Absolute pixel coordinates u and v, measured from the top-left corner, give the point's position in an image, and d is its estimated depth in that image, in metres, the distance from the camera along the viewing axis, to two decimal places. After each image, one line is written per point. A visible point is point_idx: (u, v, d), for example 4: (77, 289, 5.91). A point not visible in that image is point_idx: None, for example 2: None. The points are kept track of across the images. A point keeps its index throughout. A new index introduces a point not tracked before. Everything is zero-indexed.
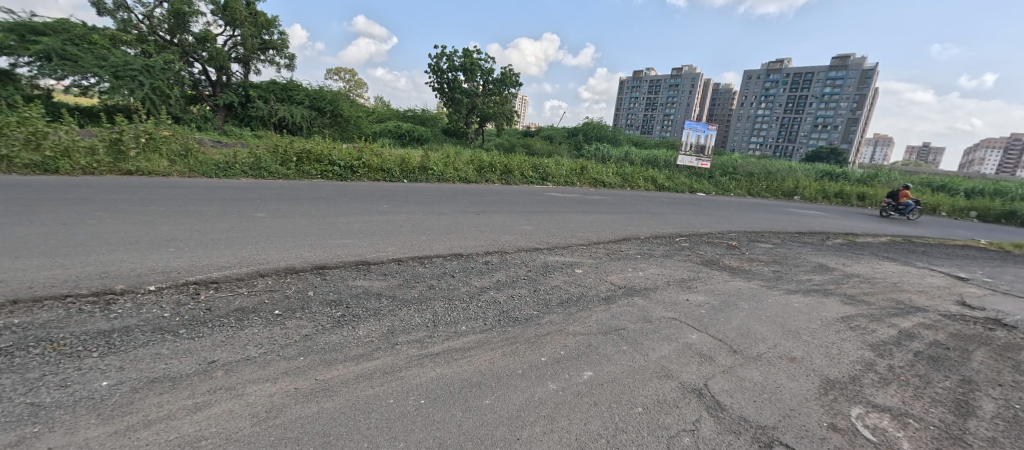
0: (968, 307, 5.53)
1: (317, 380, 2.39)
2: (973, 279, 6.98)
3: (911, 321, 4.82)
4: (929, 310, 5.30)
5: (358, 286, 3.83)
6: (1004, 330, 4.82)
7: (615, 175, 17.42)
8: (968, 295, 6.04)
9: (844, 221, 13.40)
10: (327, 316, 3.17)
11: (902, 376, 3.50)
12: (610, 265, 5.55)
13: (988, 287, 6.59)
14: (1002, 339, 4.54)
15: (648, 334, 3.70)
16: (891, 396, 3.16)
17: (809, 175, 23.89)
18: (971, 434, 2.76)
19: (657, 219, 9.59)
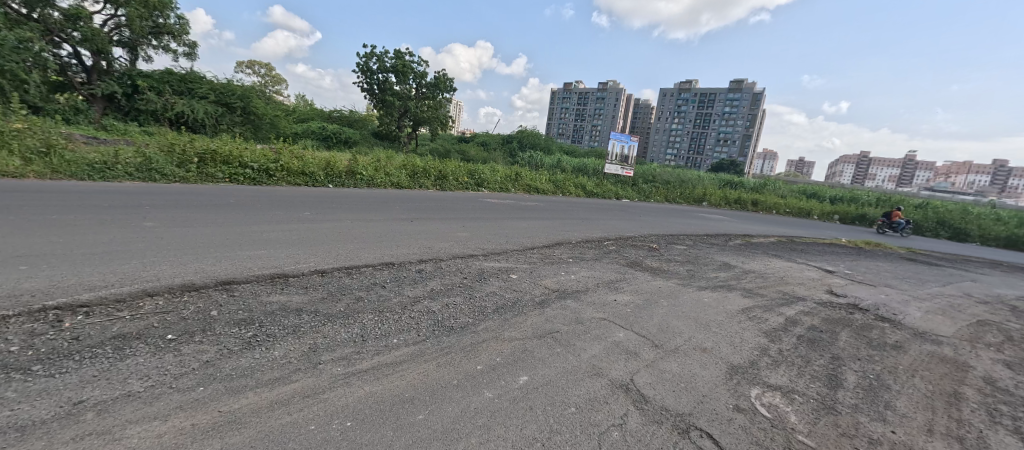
0: (835, 295, 6.52)
1: (221, 412, 2.11)
2: (838, 272, 8.28)
3: (794, 309, 5.56)
4: (808, 298, 6.16)
5: (273, 302, 3.47)
6: (861, 313, 5.77)
7: (548, 182, 17.97)
8: (835, 285, 7.15)
9: (743, 224, 15.16)
10: (235, 337, 2.82)
11: (789, 358, 4.01)
12: (544, 269, 5.66)
13: (850, 278, 7.87)
14: (859, 321, 5.43)
15: (580, 335, 3.83)
16: (782, 376, 3.60)
17: (714, 184, 26.73)
18: (840, 403, 3.26)
19: (588, 224, 10.04)
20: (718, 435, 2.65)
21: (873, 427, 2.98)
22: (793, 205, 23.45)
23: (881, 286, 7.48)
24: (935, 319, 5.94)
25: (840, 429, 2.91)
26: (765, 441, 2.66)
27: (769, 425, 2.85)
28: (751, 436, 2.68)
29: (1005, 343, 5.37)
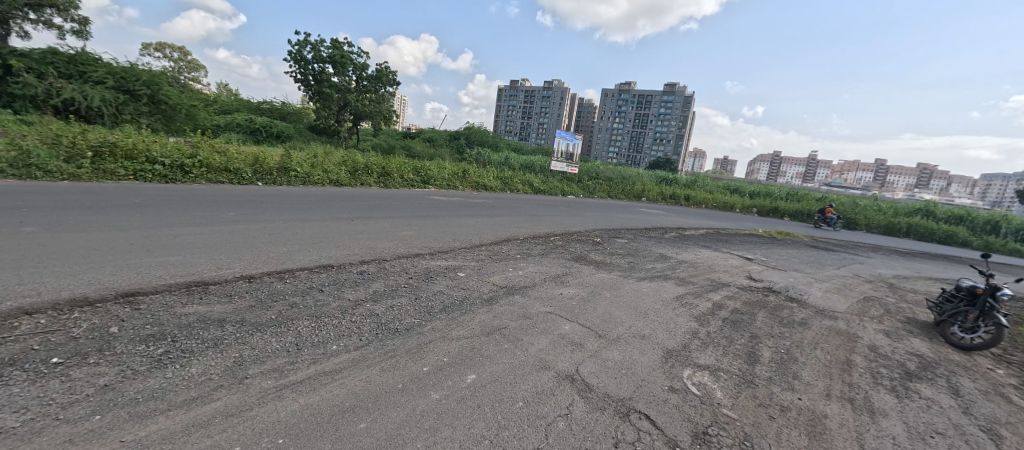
0: (755, 280, 7.20)
1: (126, 441, 1.90)
2: (757, 259, 9.14)
3: (721, 294, 6.06)
4: (732, 284, 6.74)
5: (190, 314, 3.17)
6: (776, 295, 6.41)
7: (495, 179, 17.98)
8: (755, 271, 7.89)
9: (678, 218, 16.20)
10: (142, 356, 2.55)
11: (717, 339, 4.38)
12: (492, 266, 5.68)
13: (767, 265, 8.72)
14: (775, 302, 6.04)
15: (527, 329, 3.90)
16: (711, 356, 3.93)
17: (652, 180, 28.29)
18: (760, 378, 3.62)
19: (535, 220, 10.19)
20: (654, 416, 2.83)
21: (785, 399, 3.35)
22: (720, 200, 25.47)
23: (792, 271, 8.38)
24: (834, 298, 6.77)
25: (759, 402, 3.24)
26: (696, 418, 2.90)
27: (699, 403, 3.11)
28: (683, 414, 2.91)
29: (886, 315, 6.26)
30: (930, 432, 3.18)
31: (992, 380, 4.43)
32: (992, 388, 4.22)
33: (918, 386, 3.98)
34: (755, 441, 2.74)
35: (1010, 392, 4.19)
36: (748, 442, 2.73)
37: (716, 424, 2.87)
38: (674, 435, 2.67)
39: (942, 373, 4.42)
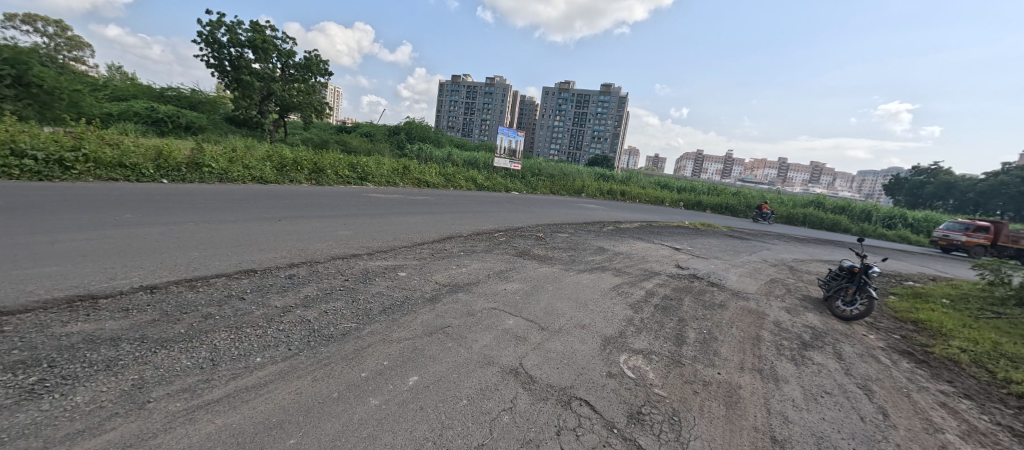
0: (682, 268, 7.79)
1: None
2: (684, 249, 9.89)
3: (653, 282, 6.48)
4: (663, 273, 7.24)
5: (74, 334, 2.73)
6: (700, 281, 6.99)
7: (438, 176, 17.65)
8: (682, 260, 8.54)
9: (614, 212, 17.01)
10: (7, 388, 2.14)
11: (649, 324, 4.69)
12: (434, 265, 5.58)
13: (692, 253, 9.47)
14: (700, 288, 6.58)
15: (470, 327, 3.90)
16: (644, 341, 4.19)
17: (591, 176, 29.44)
18: (686, 359, 3.94)
19: (478, 217, 10.15)
20: (594, 402, 2.97)
21: (707, 376, 3.68)
22: (652, 195, 27.17)
23: (713, 258, 9.18)
24: (747, 281, 7.54)
25: (686, 381, 3.52)
26: (631, 400, 3.09)
27: (634, 385, 3.31)
28: (620, 397, 3.08)
29: (788, 294, 7.10)
30: (821, 393, 3.67)
31: (867, 344, 5.21)
32: (867, 350, 4.97)
33: (812, 354, 4.57)
34: (683, 416, 2.98)
35: (881, 353, 4.96)
36: (676, 417, 2.95)
37: (649, 403, 3.08)
38: (612, 418, 2.81)
39: (831, 340, 5.12)
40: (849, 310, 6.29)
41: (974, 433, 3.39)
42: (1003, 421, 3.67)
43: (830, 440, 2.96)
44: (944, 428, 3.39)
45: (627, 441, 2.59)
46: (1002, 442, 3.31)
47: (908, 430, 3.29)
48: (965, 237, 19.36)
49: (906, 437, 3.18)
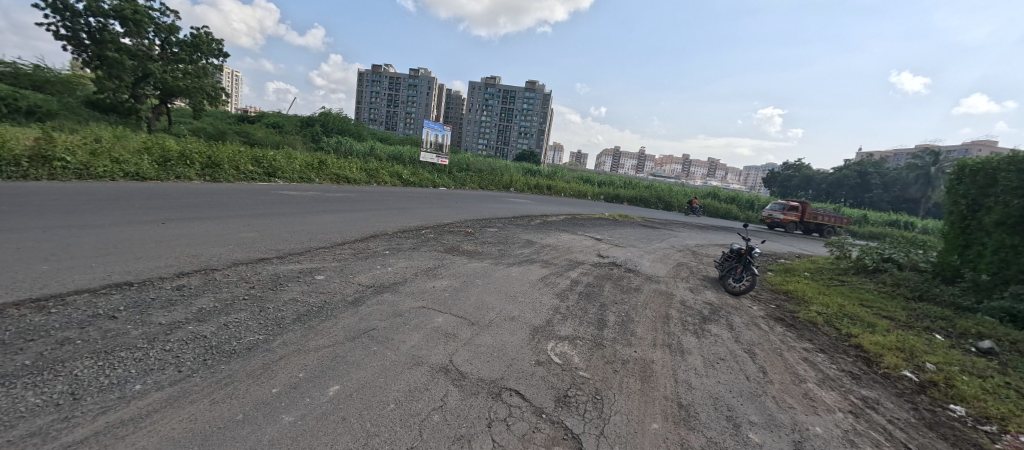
0: (603, 257, 8.23)
1: None
2: (605, 239, 10.46)
3: (578, 272, 6.75)
4: (587, 262, 7.58)
5: None
6: (620, 268, 7.43)
7: (359, 171, 16.66)
8: (603, 249, 9.02)
9: (541, 206, 17.45)
10: None
11: (574, 312, 4.87)
12: (356, 265, 5.25)
13: (612, 243, 10.05)
14: (619, 274, 7.00)
15: (397, 327, 3.72)
16: (569, 328, 4.35)
17: (518, 171, 29.88)
18: (607, 341, 4.16)
19: (405, 214, 9.76)
20: (524, 391, 3.01)
21: (626, 355, 3.92)
22: (576, 189, 28.37)
23: (630, 247, 9.83)
24: (658, 265, 8.19)
25: (608, 362, 3.71)
26: (558, 385, 3.18)
27: (561, 371, 3.41)
28: (548, 383, 3.16)
29: (693, 276, 7.85)
30: (717, 360, 4.12)
31: (752, 314, 5.97)
32: (751, 319, 5.69)
33: (709, 326, 5.12)
34: (605, 395, 3.14)
35: (762, 320, 5.71)
36: (599, 396, 3.10)
37: (574, 386, 3.20)
38: (541, 404, 2.86)
39: (725, 313, 5.77)
40: (737, 286, 7.09)
41: (828, 380, 4.05)
42: (846, 367, 4.44)
43: (725, 400, 3.33)
44: (806, 378, 4.00)
45: (556, 424, 2.66)
46: (846, 384, 4.00)
47: (782, 383, 3.83)
48: (782, 216, 23.38)
49: (781, 389, 3.69)
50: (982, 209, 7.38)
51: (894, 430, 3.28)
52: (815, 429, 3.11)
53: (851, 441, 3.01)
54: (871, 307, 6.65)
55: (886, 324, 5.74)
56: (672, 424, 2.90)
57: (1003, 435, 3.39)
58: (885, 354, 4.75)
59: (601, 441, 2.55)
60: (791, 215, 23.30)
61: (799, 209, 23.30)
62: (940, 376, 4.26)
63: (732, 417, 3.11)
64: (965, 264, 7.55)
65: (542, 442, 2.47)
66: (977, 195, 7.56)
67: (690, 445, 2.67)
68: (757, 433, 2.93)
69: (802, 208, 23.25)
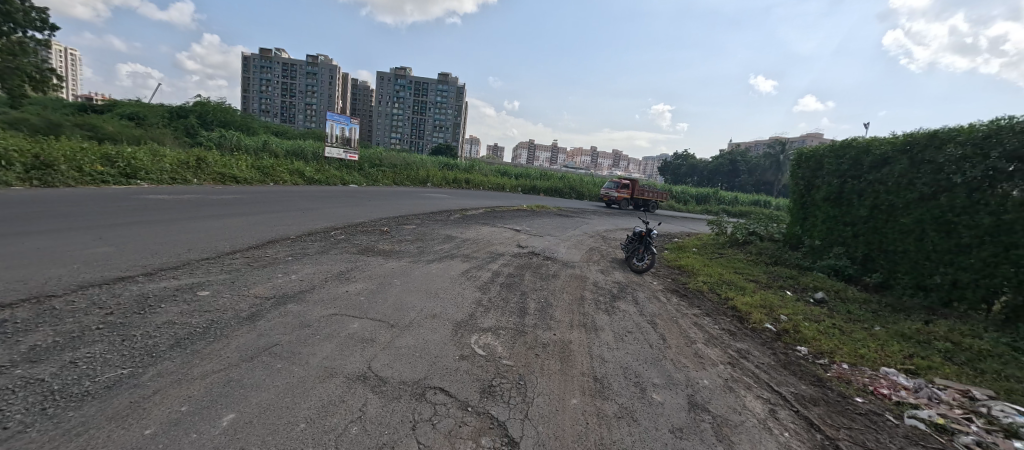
0: (523, 247, 8.39)
1: None
2: (524, 230, 10.67)
3: (499, 263, 6.80)
4: (507, 253, 7.66)
5: None
6: (539, 257, 7.64)
7: (249, 169, 14.90)
8: (522, 240, 9.20)
9: (460, 200, 17.25)
10: None
11: (496, 303, 4.89)
12: (251, 276, 4.66)
13: (531, 233, 10.29)
14: (538, 263, 7.20)
15: (304, 340, 3.38)
16: (492, 319, 4.35)
17: (435, 166, 29.21)
18: (528, 328, 4.25)
19: (311, 215, 8.97)
20: (448, 386, 2.93)
21: (546, 339, 4.03)
22: (494, 182, 28.58)
23: (548, 236, 10.15)
24: (574, 252, 8.59)
25: (530, 348, 3.78)
26: (482, 376, 3.16)
27: (485, 362, 3.39)
28: (472, 376, 3.12)
29: (604, 259, 8.37)
30: (626, 333, 4.44)
31: (653, 289, 6.54)
32: (652, 293, 6.25)
33: (618, 303, 5.50)
34: (528, 379, 3.19)
35: (661, 294, 6.30)
36: (523, 382, 3.14)
37: (498, 375, 3.20)
38: (466, 398, 2.81)
39: (631, 290, 6.25)
40: (640, 264, 7.71)
41: (712, 338, 4.59)
42: (725, 326, 5.08)
43: (633, 368, 3.60)
44: (696, 339, 4.49)
45: (482, 415, 2.63)
46: (726, 340, 4.58)
47: (678, 346, 4.25)
48: (616, 193, 25.39)
49: (677, 351, 4.11)
50: (814, 188, 8.96)
51: (760, 373, 3.83)
52: (704, 382, 3.51)
53: (731, 387, 3.46)
54: (741, 273, 7.70)
55: (756, 288, 6.69)
56: (589, 397, 3.04)
57: (835, 366, 4.16)
58: (752, 311, 5.53)
59: (526, 424, 2.59)
60: (624, 192, 25.37)
61: (630, 186, 25.46)
62: (790, 325, 5.08)
63: (639, 382, 3.38)
64: (804, 233, 9.13)
65: (469, 435, 2.42)
66: (811, 177, 9.14)
67: (605, 414, 2.83)
68: (660, 393, 3.22)
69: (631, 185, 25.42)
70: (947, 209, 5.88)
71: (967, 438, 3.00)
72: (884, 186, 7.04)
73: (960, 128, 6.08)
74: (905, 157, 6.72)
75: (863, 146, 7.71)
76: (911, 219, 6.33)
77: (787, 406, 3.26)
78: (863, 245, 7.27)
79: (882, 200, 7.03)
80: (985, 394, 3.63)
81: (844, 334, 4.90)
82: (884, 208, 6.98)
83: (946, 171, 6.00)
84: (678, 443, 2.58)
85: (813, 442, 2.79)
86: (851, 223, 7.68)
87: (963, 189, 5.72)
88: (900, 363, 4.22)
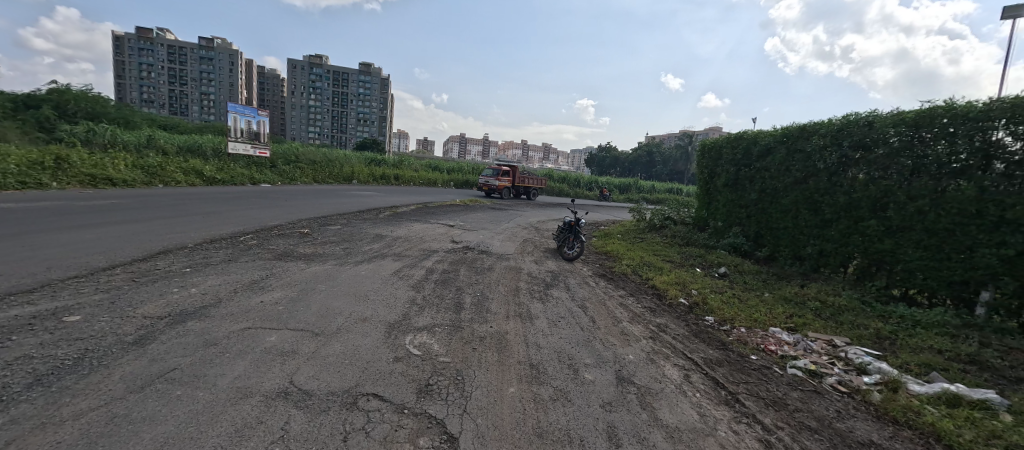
0: (456, 242, 8.28)
1: None
2: (457, 225, 10.53)
3: (433, 260, 6.65)
4: (441, 249, 7.52)
5: None
6: (473, 251, 7.59)
7: (129, 169, 12.95)
8: (455, 235, 9.08)
9: (388, 196, 16.57)
10: None
11: (431, 300, 4.78)
12: (137, 294, 4.05)
13: (463, 228, 10.19)
14: (472, 257, 7.16)
15: (210, 360, 3.01)
16: (426, 318, 4.23)
17: (361, 161, 27.76)
18: (464, 323, 4.20)
19: (213, 219, 8.05)
20: (382, 391, 2.80)
21: (483, 332, 4.02)
22: (424, 177, 27.85)
23: (481, 230, 10.12)
24: (508, 244, 8.65)
25: (467, 342, 3.74)
26: (418, 376, 3.06)
27: (421, 361, 3.30)
28: (407, 378, 3.01)
29: (537, 249, 8.56)
30: (559, 319, 4.59)
31: (583, 275, 6.83)
32: (582, 279, 6.52)
33: (551, 291, 5.66)
34: (465, 374, 3.15)
35: (591, 279, 6.60)
36: (460, 377, 3.10)
37: (435, 373, 3.13)
38: (402, 400, 2.70)
39: (563, 277, 6.47)
40: (570, 253, 8.00)
41: (636, 316, 4.91)
42: (647, 304, 5.47)
43: (566, 352, 3.73)
44: (622, 319, 4.77)
45: (419, 416, 2.54)
46: (647, 317, 4.92)
47: (606, 326, 4.48)
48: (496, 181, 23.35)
49: (606, 332, 4.33)
50: (715, 175, 9.94)
51: (676, 343, 4.18)
52: (629, 357, 3.73)
53: (652, 359, 3.73)
54: (658, 255, 8.31)
55: (673, 268, 7.27)
56: (526, 384, 3.09)
57: (734, 330, 4.66)
58: (669, 288, 6.02)
59: (464, 419, 2.55)
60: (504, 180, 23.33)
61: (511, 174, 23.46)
62: (700, 298, 5.60)
63: (572, 363, 3.51)
64: (709, 216, 10.11)
65: (406, 437, 2.33)
66: (712, 166, 10.10)
67: (542, 398, 2.89)
68: (591, 372, 3.37)
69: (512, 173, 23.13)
70: (815, 191, 6.85)
71: (833, 379, 3.56)
72: (769, 172, 8.01)
73: (821, 122, 7.06)
74: (783, 147, 7.70)
75: (751, 137, 8.70)
76: (791, 200, 7.27)
77: (699, 370, 3.59)
78: (755, 224, 8.25)
79: (767, 184, 7.99)
80: (844, 341, 4.33)
81: (742, 302, 5.52)
82: (770, 191, 7.94)
83: (813, 158, 6.96)
84: (609, 416, 2.72)
85: (720, 399, 3.11)
86: (745, 206, 8.66)
87: (827, 173, 6.69)
88: (786, 324, 4.85)
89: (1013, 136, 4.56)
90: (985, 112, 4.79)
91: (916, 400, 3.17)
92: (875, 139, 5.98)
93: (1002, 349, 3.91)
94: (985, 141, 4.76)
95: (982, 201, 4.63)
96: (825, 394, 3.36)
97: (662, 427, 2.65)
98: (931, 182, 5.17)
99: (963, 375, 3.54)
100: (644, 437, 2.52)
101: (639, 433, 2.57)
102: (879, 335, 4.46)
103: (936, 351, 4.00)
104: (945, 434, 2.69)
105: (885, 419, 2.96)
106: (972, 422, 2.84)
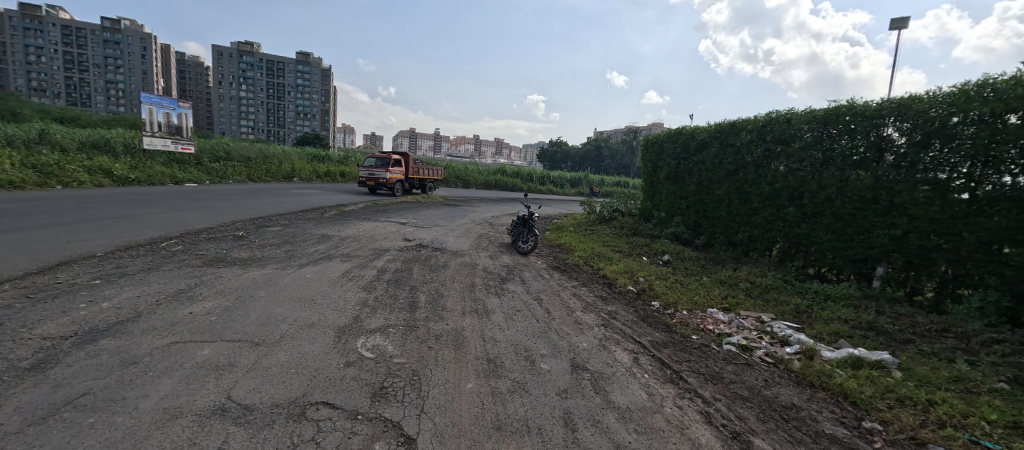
0: (408, 241, 8.03)
1: None
2: (408, 222, 10.23)
3: (384, 259, 6.41)
4: (392, 248, 7.27)
5: None
6: (425, 249, 7.41)
7: (18, 169, 11.33)
8: (407, 233, 8.82)
9: (334, 194, 15.80)
10: None
11: (383, 301, 4.60)
12: (33, 312, 3.53)
13: (416, 225, 9.92)
14: (425, 255, 6.98)
15: (130, 380, 2.70)
16: (379, 319, 4.08)
17: (303, 158, 26.25)
18: (419, 322, 4.08)
19: (128, 224, 7.23)
20: (331, 398, 2.65)
21: (438, 330, 3.93)
22: None
23: (433, 227, 9.88)
24: (462, 240, 8.55)
25: (422, 341, 3.64)
26: (371, 379, 2.93)
27: (374, 364, 3.16)
28: (361, 382, 2.87)
29: (492, 245, 8.53)
30: (515, 312, 4.60)
31: (537, 268, 6.89)
32: (537, 272, 6.57)
33: (506, 285, 5.67)
34: (421, 374, 3.06)
35: (545, 271, 6.67)
36: (416, 377, 3.01)
37: (389, 375, 3.01)
38: (355, 406, 2.57)
39: (518, 271, 6.49)
40: (524, 246, 8.03)
41: (589, 306, 5.03)
42: (598, 293, 5.64)
43: (522, 344, 3.74)
44: (575, 308, 4.88)
45: (374, 420, 2.44)
46: (599, 305, 5.06)
47: (560, 317, 4.55)
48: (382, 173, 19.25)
49: (560, 322, 4.40)
50: (658, 168, 10.38)
51: (625, 329, 4.33)
52: (583, 345, 3.82)
53: (604, 345, 3.84)
54: (608, 245, 8.59)
55: (621, 258, 7.54)
56: (483, 379, 3.06)
57: (678, 313, 4.92)
58: (618, 277, 6.23)
59: (421, 419, 2.48)
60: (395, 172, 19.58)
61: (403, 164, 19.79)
62: (647, 285, 5.85)
63: (528, 355, 3.53)
64: (653, 207, 10.58)
65: (361, 444, 2.22)
66: (655, 160, 10.55)
67: (500, 392, 2.88)
68: (547, 362, 3.41)
69: (404, 162, 19.36)
70: (745, 182, 7.36)
71: (762, 352, 3.86)
72: (705, 165, 8.50)
73: (748, 119, 7.57)
74: (716, 141, 8.19)
75: (689, 133, 9.17)
76: (724, 190, 7.76)
77: (646, 352, 3.75)
78: (694, 214, 8.75)
79: (704, 176, 8.49)
80: (771, 317, 4.71)
81: (683, 287, 5.84)
82: (706, 183, 8.43)
83: (742, 152, 7.47)
84: (564, 403, 2.76)
85: (666, 378, 3.26)
86: (685, 197, 9.16)
87: (754, 166, 7.21)
88: (723, 305, 5.18)
89: (899, 132, 5.12)
90: (878, 111, 5.35)
91: (829, 365, 3.52)
92: (793, 133, 6.52)
93: (894, 316, 4.44)
94: (879, 136, 5.32)
95: (878, 187, 5.19)
96: (757, 366, 3.64)
97: (614, 409, 2.73)
98: (840, 171, 5.73)
99: (865, 340, 3.98)
100: (597, 420, 2.58)
101: (593, 416, 2.63)
102: (799, 309, 4.90)
103: (843, 321, 4.46)
104: (851, 392, 3.00)
105: (804, 384, 3.26)
106: (872, 380, 3.20)
